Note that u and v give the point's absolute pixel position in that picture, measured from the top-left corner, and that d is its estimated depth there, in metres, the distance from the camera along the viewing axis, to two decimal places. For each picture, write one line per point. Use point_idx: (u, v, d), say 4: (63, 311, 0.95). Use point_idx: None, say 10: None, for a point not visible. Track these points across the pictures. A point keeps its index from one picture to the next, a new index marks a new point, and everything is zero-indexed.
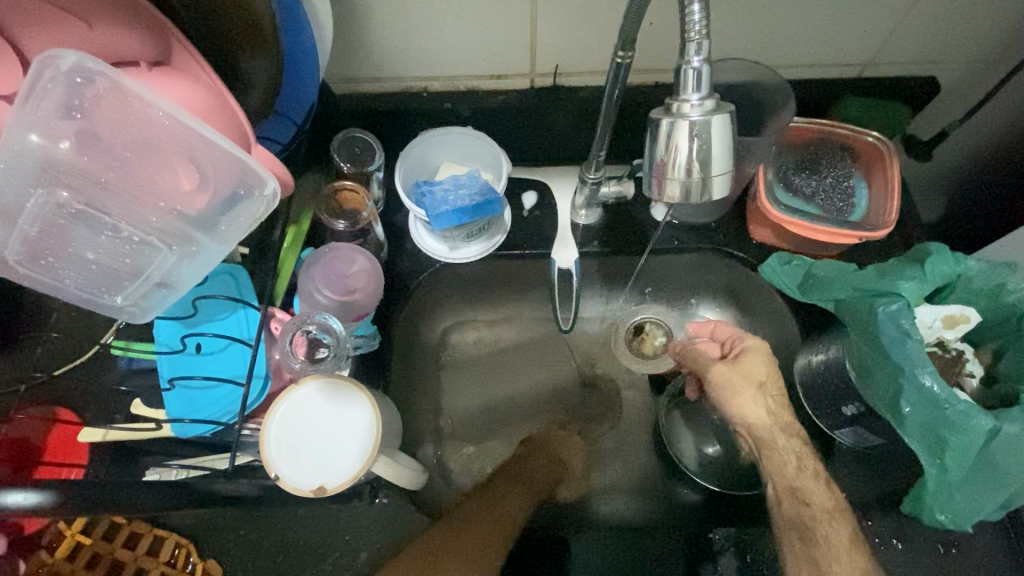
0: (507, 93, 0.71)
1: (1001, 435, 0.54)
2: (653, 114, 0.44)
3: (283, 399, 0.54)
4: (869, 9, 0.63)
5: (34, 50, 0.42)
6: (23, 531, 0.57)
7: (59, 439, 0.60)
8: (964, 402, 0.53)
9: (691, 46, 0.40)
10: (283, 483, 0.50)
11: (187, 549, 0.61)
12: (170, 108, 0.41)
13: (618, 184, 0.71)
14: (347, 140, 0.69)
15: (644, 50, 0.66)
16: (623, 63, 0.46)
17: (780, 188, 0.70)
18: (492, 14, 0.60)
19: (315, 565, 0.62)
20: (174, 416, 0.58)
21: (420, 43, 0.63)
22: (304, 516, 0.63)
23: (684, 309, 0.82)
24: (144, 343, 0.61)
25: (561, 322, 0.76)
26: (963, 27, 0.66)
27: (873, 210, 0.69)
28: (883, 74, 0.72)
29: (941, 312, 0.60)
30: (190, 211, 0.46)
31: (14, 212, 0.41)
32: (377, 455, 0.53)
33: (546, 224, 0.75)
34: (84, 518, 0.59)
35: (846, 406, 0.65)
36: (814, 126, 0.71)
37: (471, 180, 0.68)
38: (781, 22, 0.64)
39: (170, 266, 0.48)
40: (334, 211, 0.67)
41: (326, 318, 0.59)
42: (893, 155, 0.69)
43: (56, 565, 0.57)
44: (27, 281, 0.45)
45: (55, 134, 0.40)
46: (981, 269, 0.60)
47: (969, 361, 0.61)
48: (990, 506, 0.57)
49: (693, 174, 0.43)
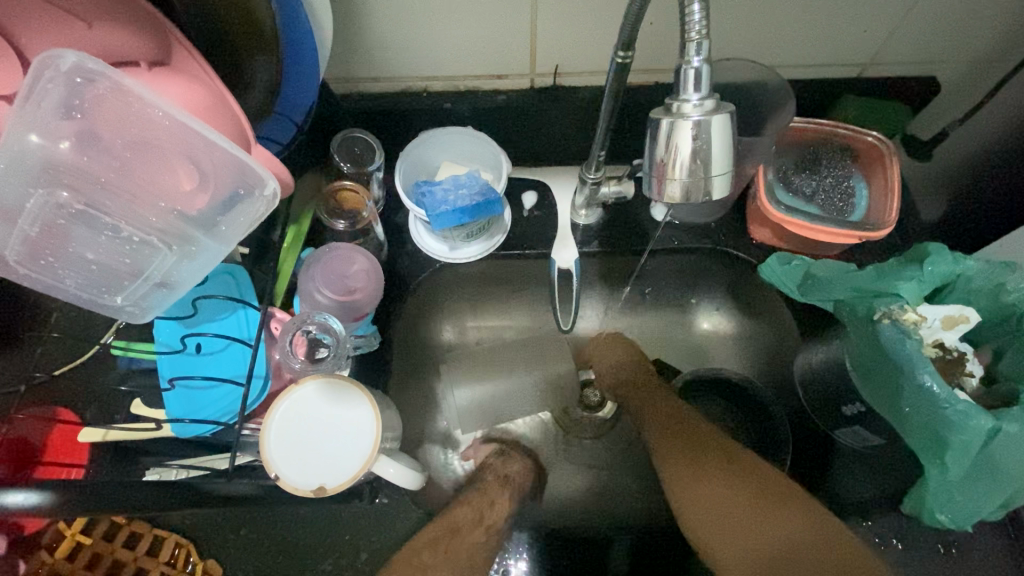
0: (507, 92, 0.71)
1: (1000, 435, 0.52)
2: (653, 114, 0.44)
3: (283, 399, 0.54)
4: (869, 9, 0.63)
5: (34, 50, 0.42)
6: (23, 532, 0.55)
7: (59, 440, 0.60)
8: (964, 402, 0.52)
9: (692, 47, 0.40)
10: (283, 483, 0.50)
11: (187, 549, 0.61)
12: (169, 108, 0.41)
13: (618, 184, 0.71)
14: (347, 139, 0.69)
15: (643, 50, 0.66)
16: (623, 64, 0.46)
17: (780, 188, 0.70)
18: (491, 15, 0.60)
19: (315, 565, 0.62)
20: (174, 416, 0.58)
21: (420, 43, 0.63)
22: (304, 516, 0.63)
23: (685, 306, 0.82)
24: (144, 343, 0.61)
25: (561, 323, 0.76)
26: (963, 27, 0.66)
27: (873, 211, 0.69)
28: (883, 74, 0.72)
29: (940, 312, 0.60)
30: (189, 211, 0.46)
31: (13, 212, 0.41)
32: (377, 456, 0.53)
33: (547, 224, 0.75)
34: (85, 518, 0.58)
35: (846, 406, 0.66)
36: (813, 126, 0.71)
37: (471, 180, 0.68)
38: (780, 22, 0.64)
39: (170, 266, 0.48)
40: (334, 211, 0.68)
41: (326, 318, 0.59)
42: (893, 154, 0.69)
43: (56, 565, 0.56)
44: (27, 281, 0.45)
45: (55, 134, 0.39)
46: (981, 269, 0.59)
47: (969, 361, 0.61)
48: (989, 506, 0.57)
49: (694, 174, 0.43)
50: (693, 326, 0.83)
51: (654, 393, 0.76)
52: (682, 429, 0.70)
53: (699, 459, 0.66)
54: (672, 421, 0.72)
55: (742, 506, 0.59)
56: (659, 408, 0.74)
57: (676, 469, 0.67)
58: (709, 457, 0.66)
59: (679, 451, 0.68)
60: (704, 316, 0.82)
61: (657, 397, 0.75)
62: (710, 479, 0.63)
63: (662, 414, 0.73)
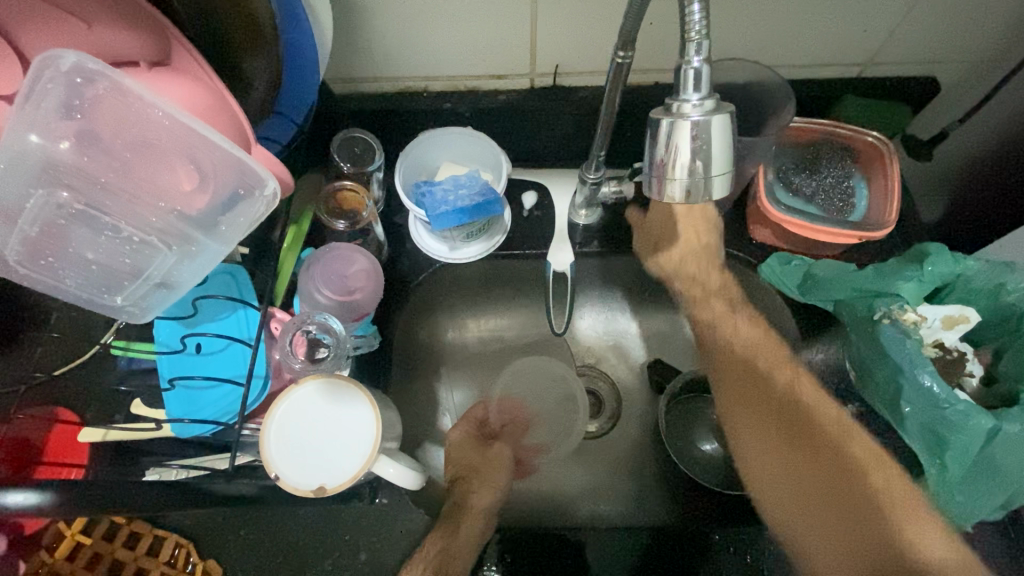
0: (507, 93, 0.71)
1: (1001, 435, 0.53)
2: (652, 114, 0.44)
3: (283, 399, 0.54)
4: (867, 10, 0.63)
5: (33, 49, 0.42)
6: (24, 531, 0.57)
7: (58, 440, 0.60)
8: (964, 402, 0.53)
9: (691, 47, 0.40)
10: (283, 483, 0.50)
11: (187, 549, 0.61)
12: (169, 108, 0.41)
13: (618, 185, 0.71)
14: (347, 140, 0.69)
15: (643, 50, 0.66)
16: (623, 63, 0.46)
17: (780, 188, 0.70)
18: (491, 15, 0.60)
19: (315, 566, 0.62)
20: (174, 416, 0.58)
21: (419, 43, 0.64)
22: (305, 518, 0.62)
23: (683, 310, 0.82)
24: (145, 343, 0.61)
25: (554, 326, 0.74)
26: (961, 30, 0.66)
27: (873, 211, 0.69)
28: (883, 74, 0.72)
29: (940, 312, 0.60)
30: (189, 211, 0.46)
31: (14, 212, 0.42)
32: (377, 455, 0.53)
33: (546, 224, 0.75)
34: (85, 518, 0.59)
35: (846, 405, 0.66)
36: (815, 126, 0.71)
37: (471, 180, 0.69)
38: (779, 22, 0.64)
39: (170, 266, 0.48)
40: (334, 211, 0.68)
41: (326, 318, 0.59)
42: (893, 154, 0.68)
43: (56, 565, 0.57)
44: (27, 281, 0.45)
45: (55, 134, 0.40)
46: (981, 269, 0.60)
47: (969, 361, 0.61)
48: (990, 506, 0.57)
49: (695, 174, 0.43)
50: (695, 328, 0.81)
51: (734, 361, 0.68)
52: (835, 495, 0.58)
53: (827, 485, 0.59)
54: (814, 446, 0.61)
55: (816, 508, 0.58)
56: (853, 518, 0.56)
57: (775, 491, 0.61)
58: (877, 538, 0.54)
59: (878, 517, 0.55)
60: None
61: (770, 409, 0.64)
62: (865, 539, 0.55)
63: (757, 431, 0.64)
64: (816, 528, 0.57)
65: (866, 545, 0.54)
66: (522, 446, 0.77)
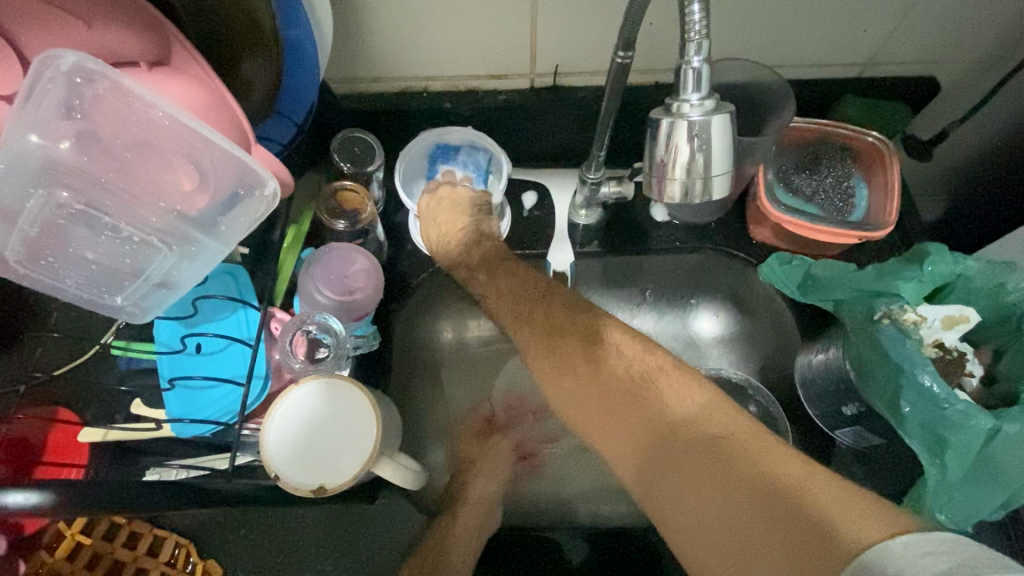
0: (507, 93, 0.71)
1: (1001, 435, 0.53)
2: (653, 114, 0.44)
3: (282, 398, 0.54)
4: (868, 10, 0.63)
5: (34, 50, 0.42)
6: (23, 531, 0.55)
7: (58, 440, 0.60)
8: (964, 402, 0.53)
9: (691, 46, 0.40)
10: (283, 483, 0.50)
11: (188, 549, 0.61)
12: (170, 108, 0.41)
13: (618, 185, 0.70)
14: (347, 139, 0.69)
15: (644, 50, 0.66)
16: (623, 64, 0.46)
17: (779, 188, 0.70)
18: (491, 15, 0.60)
19: (316, 565, 0.63)
20: (174, 416, 0.58)
21: (418, 43, 0.63)
22: (306, 517, 0.63)
23: (684, 308, 0.80)
24: (145, 343, 0.61)
25: None
26: (961, 30, 0.66)
27: (873, 211, 0.69)
28: (883, 74, 0.72)
29: (941, 312, 0.61)
30: (189, 211, 0.46)
31: (14, 212, 0.42)
32: (377, 455, 0.53)
33: (546, 224, 0.75)
34: (85, 518, 0.58)
35: (846, 406, 0.66)
36: (814, 126, 0.71)
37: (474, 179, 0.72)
38: (779, 22, 0.64)
39: (170, 266, 0.48)
40: (334, 211, 0.67)
41: (326, 318, 0.59)
42: (893, 155, 0.69)
43: (56, 566, 0.57)
44: (27, 281, 0.46)
45: (55, 134, 0.40)
46: (982, 269, 0.59)
47: (969, 361, 0.62)
48: (991, 506, 0.57)
49: (694, 173, 0.43)
50: (695, 329, 0.80)
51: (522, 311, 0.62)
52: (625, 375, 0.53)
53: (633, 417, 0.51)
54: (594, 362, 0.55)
55: (621, 409, 0.52)
56: (687, 421, 0.49)
57: (591, 416, 0.54)
58: (694, 430, 0.48)
59: (702, 443, 0.47)
60: (704, 319, 0.79)
61: (569, 346, 0.57)
62: (671, 458, 0.48)
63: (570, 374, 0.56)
64: (622, 434, 0.51)
65: (682, 450, 0.48)
66: (522, 447, 0.78)
